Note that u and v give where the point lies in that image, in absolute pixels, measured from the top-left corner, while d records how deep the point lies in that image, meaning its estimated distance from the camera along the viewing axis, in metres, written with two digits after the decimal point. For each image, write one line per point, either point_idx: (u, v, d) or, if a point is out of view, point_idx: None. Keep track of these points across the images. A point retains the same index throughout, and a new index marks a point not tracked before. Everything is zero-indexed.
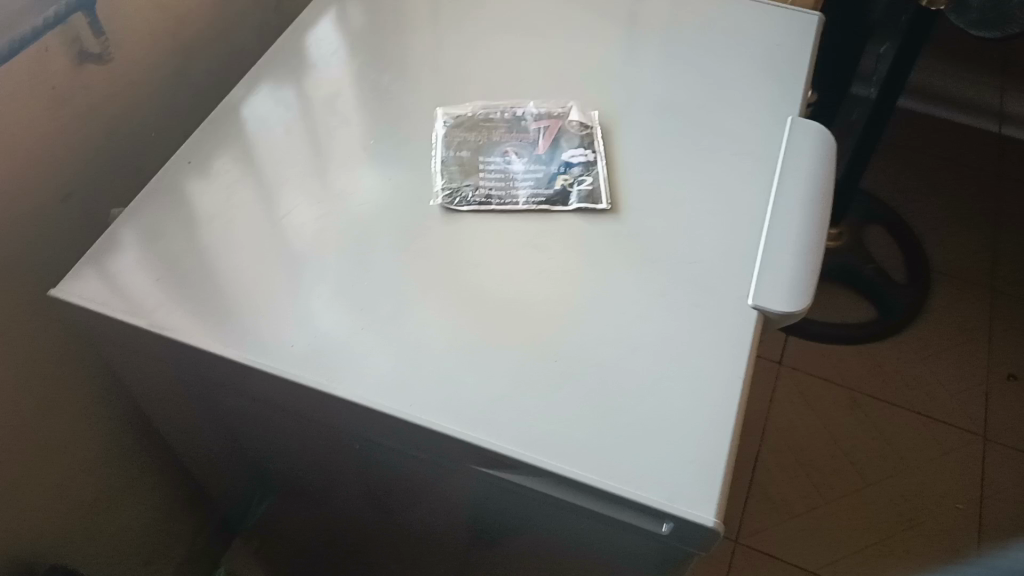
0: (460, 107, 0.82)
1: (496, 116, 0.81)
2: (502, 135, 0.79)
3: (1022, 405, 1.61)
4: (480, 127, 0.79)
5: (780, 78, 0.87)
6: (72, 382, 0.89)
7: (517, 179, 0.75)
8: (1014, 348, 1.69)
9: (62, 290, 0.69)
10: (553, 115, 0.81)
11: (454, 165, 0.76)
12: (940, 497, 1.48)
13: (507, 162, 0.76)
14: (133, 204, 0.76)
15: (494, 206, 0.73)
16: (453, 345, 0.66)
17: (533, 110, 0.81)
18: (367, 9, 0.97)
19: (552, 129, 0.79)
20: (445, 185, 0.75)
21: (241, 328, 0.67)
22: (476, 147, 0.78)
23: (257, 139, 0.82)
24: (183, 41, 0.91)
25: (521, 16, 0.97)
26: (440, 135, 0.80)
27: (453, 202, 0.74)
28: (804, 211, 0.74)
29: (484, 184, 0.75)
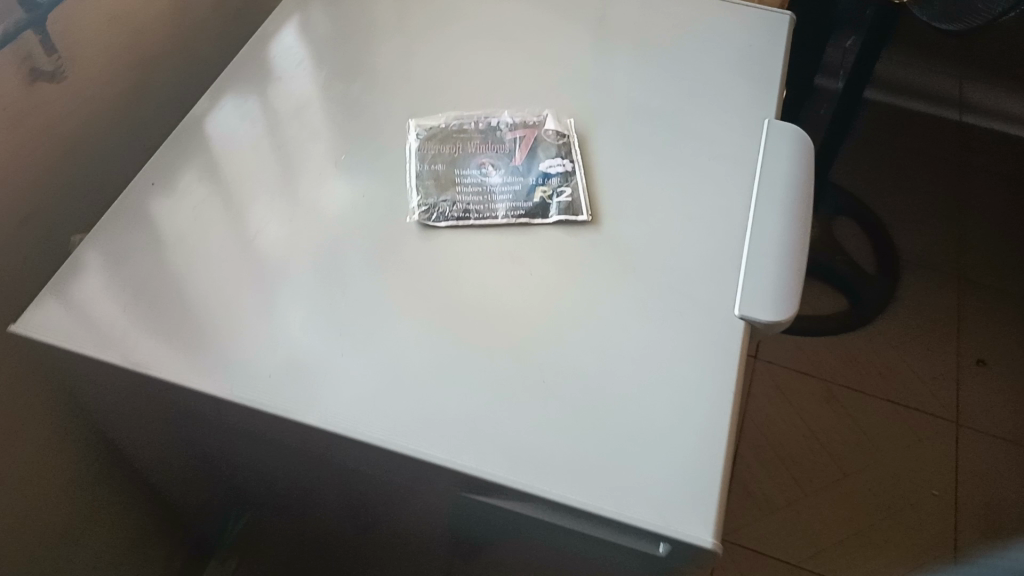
0: (432, 118, 0.80)
1: (469, 126, 0.79)
2: (477, 146, 0.77)
3: (993, 390, 1.63)
4: (454, 139, 0.77)
5: (755, 80, 0.86)
6: (36, 413, 0.86)
7: (495, 193, 0.73)
8: (982, 334, 1.71)
9: (23, 323, 0.65)
10: (528, 125, 0.79)
11: (429, 179, 0.74)
12: (917, 486, 1.50)
13: (483, 174, 0.74)
14: (96, 229, 0.72)
15: (473, 222, 0.71)
16: (437, 367, 0.63)
17: (507, 119, 0.79)
18: (331, 18, 0.94)
19: (528, 139, 0.77)
20: (421, 200, 0.72)
21: (216, 359, 0.64)
22: (451, 160, 0.75)
23: (224, 157, 0.79)
24: (139, 55, 0.88)
25: (490, 22, 0.95)
26: (413, 148, 0.77)
27: (430, 218, 0.72)
28: (787, 216, 0.73)
29: (461, 199, 0.73)
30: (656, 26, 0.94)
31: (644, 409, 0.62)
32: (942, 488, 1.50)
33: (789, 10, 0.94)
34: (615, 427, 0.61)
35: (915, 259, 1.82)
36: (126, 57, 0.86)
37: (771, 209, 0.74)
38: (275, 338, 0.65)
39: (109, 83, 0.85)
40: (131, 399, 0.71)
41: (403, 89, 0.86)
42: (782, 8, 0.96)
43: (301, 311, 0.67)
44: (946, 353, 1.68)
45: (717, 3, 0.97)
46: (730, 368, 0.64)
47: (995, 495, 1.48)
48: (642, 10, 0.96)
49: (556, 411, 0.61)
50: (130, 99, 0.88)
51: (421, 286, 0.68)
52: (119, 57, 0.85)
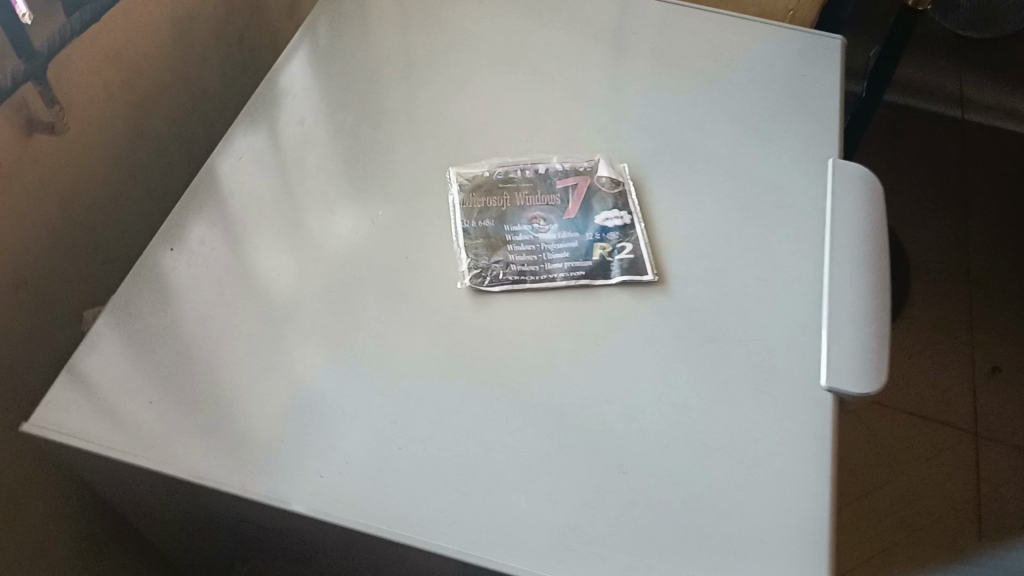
0: (473, 166, 0.74)
1: (516, 174, 0.73)
2: (527, 198, 0.71)
3: (1009, 400, 1.55)
4: (500, 191, 0.72)
5: (811, 114, 0.81)
6: (58, 508, 0.75)
7: (550, 251, 0.67)
8: (995, 341, 1.64)
9: (35, 424, 0.57)
10: (579, 171, 0.73)
11: (478, 238, 0.68)
12: (927, 500, 1.40)
13: (535, 230, 0.69)
14: (108, 306, 0.64)
15: (529, 285, 0.65)
16: (506, 458, 0.57)
17: (556, 166, 0.74)
18: (347, 49, 0.87)
19: (581, 189, 0.72)
20: (470, 262, 0.67)
21: (262, 459, 0.57)
22: (499, 215, 0.70)
23: (247, 216, 0.71)
24: (139, 93, 0.79)
25: (518, 50, 0.88)
26: (456, 201, 0.71)
27: (483, 282, 0.66)
28: (864, 271, 0.68)
29: (515, 260, 0.67)
30: (698, 53, 0.88)
31: (739, 501, 0.56)
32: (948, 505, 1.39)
33: (841, 35, 0.89)
34: (710, 524, 0.55)
35: (924, 266, 1.75)
36: (126, 97, 0.77)
37: (847, 263, 0.68)
38: (325, 429, 0.58)
39: (109, 125, 0.76)
40: (157, 505, 0.63)
41: (434, 130, 0.79)
42: (828, 32, 0.91)
43: (350, 400, 0.60)
44: (962, 366, 1.59)
45: (760, 27, 0.91)
46: (823, 449, 0.59)
47: (1016, 507, 1.40)
48: (681, 36, 0.90)
49: (639, 505, 0.55)
50: (131, 142, 0.79)
51: (477, 364, 0.62)
52: (119, 97, 0.76)
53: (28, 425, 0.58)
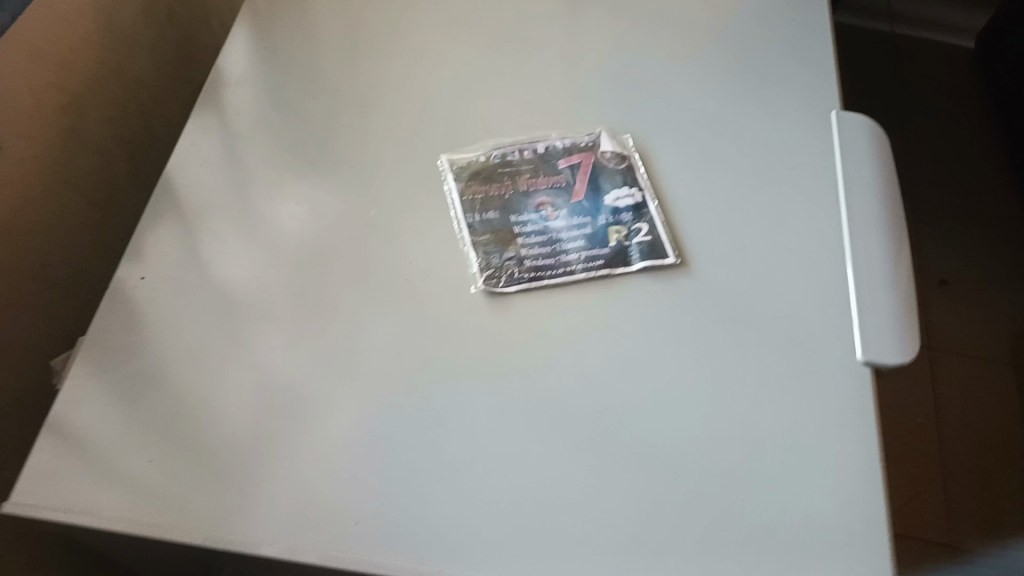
0: (465, 151, 0.70)
1: (514, 157, 0.69)
2: (529, 181, 0.68)
3: (976, 313, 1.24)
4: (498, 178, 0.68)
5: (807, 64, 0.78)
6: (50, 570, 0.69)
7: (564, 240, 0.64)
8: (972, 238, 1.34)
9: (19, 504, 0.51)
10: (581, 147, 0.70)
11: (486, 234, 0.64)
12: (897, 440, 1.10)
13: (544, 217, 0.65)
14: (81, 355, 0.58)
15: (548, 280, 0.62)
16: (553, 473, 0.53)
17: (557, 143, 0.70)
18: (300, 29, 0.81)
19: (586, 166, 0.69)
20: (479, 262, 0.63)
21: (283, 510, 0.51)
22: (503, 205, 0.66)
23: (215, 225, 0.65)
24: (74, 93, 0.71)
25: (489, 17, 0.82)
26: (451, 191, 0.67)
27: (498, 283, 0.61)
28: (885, 232, 0.66)
29: (528, 255, 0.63)
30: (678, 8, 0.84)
31: (792, 489, 0.53)
32: (931, 422, 1.12)
33: None
34: (772, 521, 0.52)
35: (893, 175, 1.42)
36: (60, 99, 0.69)
37: (867, 223, 0.66)
38: (349, 468, 0.53)
39: (41, 133, 0.67)
40: (166, 568, 0.57)
41: (414, 114, 0.73)
42: None
43: (370, 431, 0.55)
44: (920, 273, 1.28)
45: None
46: (870, 423, 0.56)
47: (964, 443, 1.11)
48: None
49: (691, 506, 0.52)
50: (70, 149, 0.71)
51: (502, 372, 0.57)
52: (53, 100, 0.68)
53: (10, 504, 0.51)
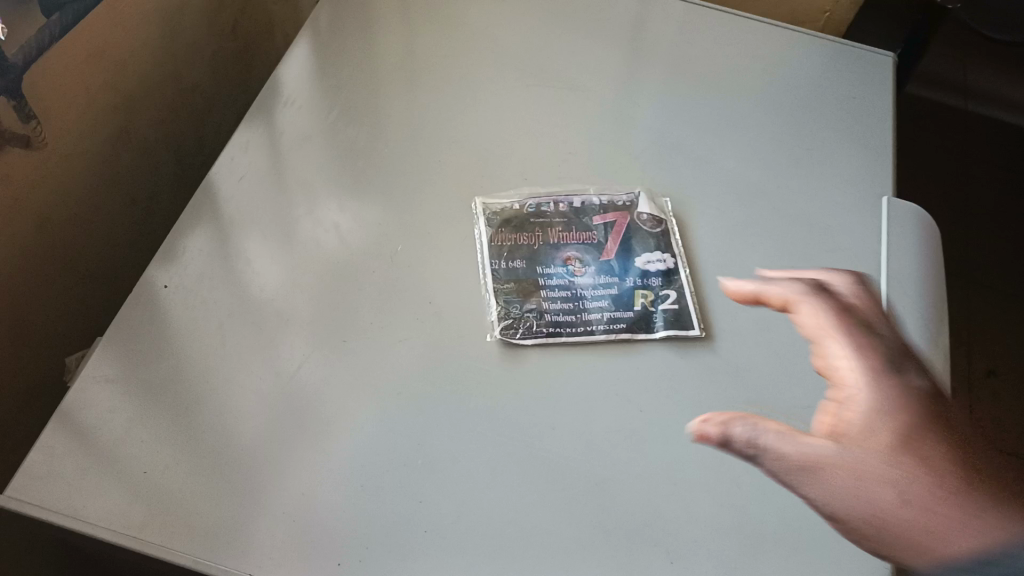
0: (500, 197, 0.70)
1: (549, 208, 0.70)
2: (561, 235, 0.68)
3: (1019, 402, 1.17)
4: (530, 228, 0.68)
5: (864, 146, 0.77)
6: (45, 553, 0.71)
7: (587, 297, 0.64)
8: None
9: (13, 498, 0.51)
10: (618, 206, 0.70)
11: (509, 282, 0.65)
12: None
13: (570, 272, 0.66)
14: (95, 356, 0.58)
15: (566, 337, 0.62)
16: (549, 538, 0.53)
17: (594, 199, 0.71)
18: (357, 50, 0.81)
19: (620, 226, 0.69)
20: (499, 310, 0.63)
21: (272, 542, 0.51)
22: (530, 254, 0.67)
23: (247, 238, 0.66)
24: (125, 93, 0.72)
25: (545, 58, 0.82)
26: (483, 236, 0.67)
27: (515, 335, 0.61)
28: (922, 330, 0.64)
29: (549, 309, 0.63)
30: (736, 68, 0.83)
31: None
32: None
33: (892, 52, 0.85)
34: None
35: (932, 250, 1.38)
36: (111, 98, 0.70)
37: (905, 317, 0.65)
38: (345, 507, 0.53)
39: (88, 132, 0.69)
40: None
41: (457, 151, 0.73)
42: (881, 49, 0.86)
43: (368, 472, 0.54)
44: (967, 357, 1.21)
45: (805, 39, 0.87)
46: None
47: None
48: (718, 47, 0.85)
49: None
50: (115, 147, 0.73)
51: (510, 427, 0.57)
52: (103, 99, 0.69)
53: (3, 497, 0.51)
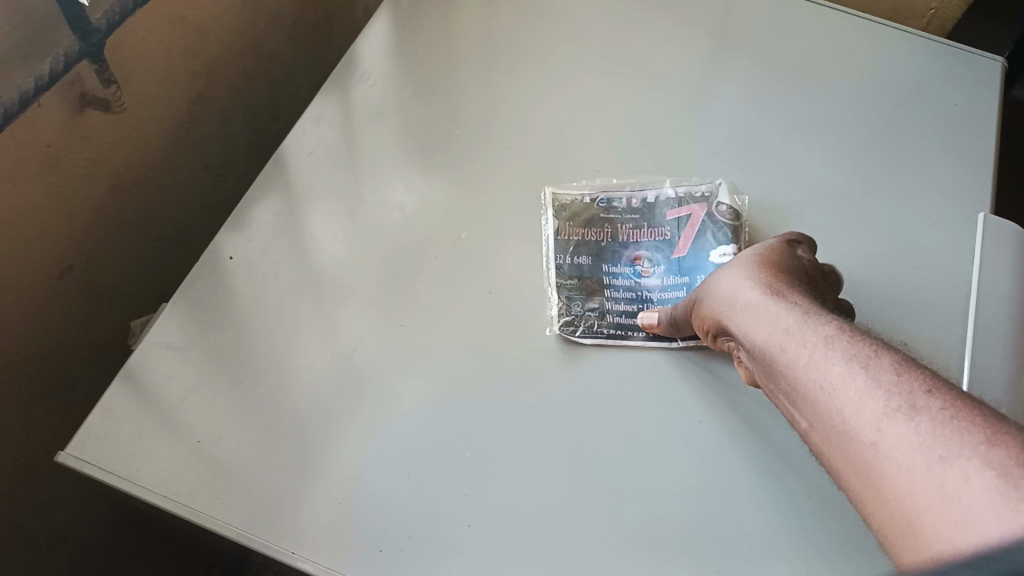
0: (569, 188, 0.69)
1: (618, 204, 0.68)
2: (629, 234, 0.67)
3: None
4: (598, 225, 0.67)
5: (962, 155, 0.72)
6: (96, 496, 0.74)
7: (652, 300, 0.64)
8: None
9: (72, 455, 0.53)
10: (694, 199, 0.68)
11: (573, 279, 0.64)
12: None
13: (637, 273, 0.65)
14: (158, 321, 0.59)
15: (628, 340, 0.61)
16: (590, 542, 0.51)
17: (668, 193, 0.69)
18: (435, 28, 0.80)
19: (694, 222, 0.67)
20: (561, 306, 0.62)
21: (315, 521, 0.52)
22: (597, 252, 0.66)
23: (313, 212, 0.65)
24: (206, 60, 0.73)
25: (629, 45, 0.80)
26: (550, 228, 0.66)
27: (574, 331, 0.60)
28: (1011, 357, 0.60)
29: (611, 311, 0.63)
30: (830, 67, 0.79)
31: None
32: None
33: (1003, 55, 0.79)
34: None
35: None
36: (192, 65, 0.71)
37: (993, 343, 0.61)
38: (389, 494, 0.53)
39: (167, 97, 0.70)
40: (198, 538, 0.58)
41: (529, 137, 0.72)
42: (992, 52, 0.81)
43: (416, 460, 0.54)
44: None
45: (907, 37, 0.81)
46: None
47: None
48: (812, 43, 0.81)
49: None
50: (194, 111, 0.74)
51: (561, 427, 0.56)
52: (184, 65, 0.70)
53: (65, 455, 0.53)
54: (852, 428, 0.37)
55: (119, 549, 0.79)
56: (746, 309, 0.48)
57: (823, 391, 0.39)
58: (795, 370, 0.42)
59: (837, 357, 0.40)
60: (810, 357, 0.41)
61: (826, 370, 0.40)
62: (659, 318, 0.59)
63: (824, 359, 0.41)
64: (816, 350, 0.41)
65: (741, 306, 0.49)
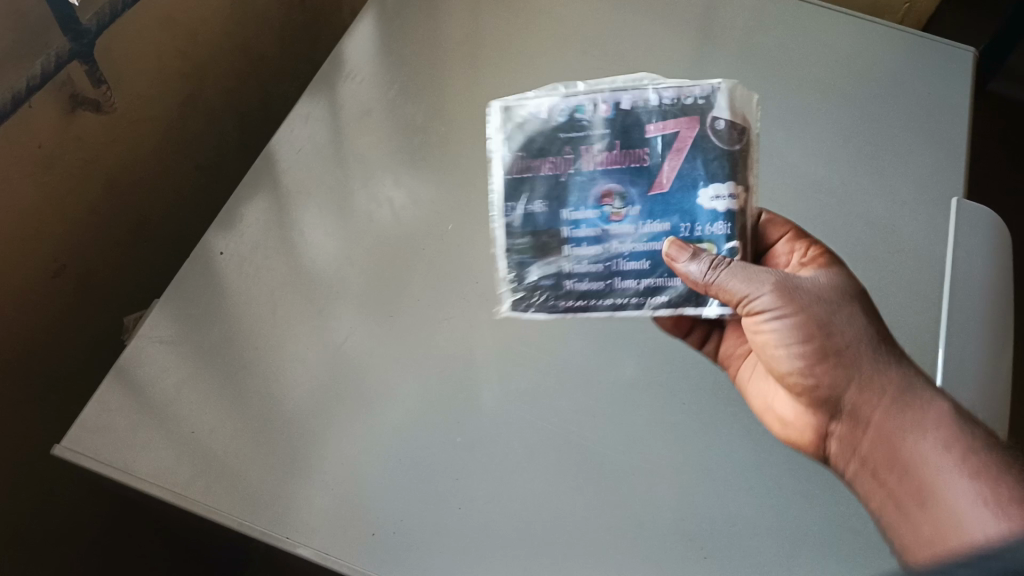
0: (525, 102, 0.56)
1: (586, 116, 0.55)
2: (595, 157, 0.54)
3: None
4: (557, 151, 0.55)
5: (938, 143, 0.74)
6: (97, 491, 0.76)
7: (619, 257, 0.54)
8: None
9: (68, 447, 0.54)
10: (685, 108, 0.54)
11: (527, 238, 0.55)
12: None
13: (604, 215, 0.54)
14: (152, 316, 0.60)
15: (590, 313, 0.55)
16: (575, 521, 0.53)
17: (653, 96, 0.54)
18: (421, 26, 0.81)
19: (683, 141, 0.53)
20: (511, 274, 0.56)
21: (310, 508, 0.53)
22: (553, 188, 0.55)
23: (303, 207, 0.67)
24: (194, 62, 0.74)
25: (612, 41, 0.81)
26: (501, 165, 0.56)
27: (524, 307, 0.56)
28: (986, 339, 0.63)
29: (572, 278, 0.55)
30: (808, 59, 0.81)
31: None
32: None
33: (975, 46, 0.81)
34: None
35: None
36: (181, 66, 0.72)
37: (967, 324, 0.64)
38: (380, 481, 0.54)
39: (157, 98, 0.71)
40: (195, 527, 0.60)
41: None
42: (965, 43, 0.83)
43: (407, 447, 0.55)
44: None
45: (884, 32, 0.83)
46: None
47: None
48: (790, 35, 0.83)
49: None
50: (184, 112, 0.75)
51: (551, 409, 0.57)
52: (174, 67, 0.71)
53: (61, 448, 0.54)
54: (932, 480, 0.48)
55: (119, 543, 0.81)
56: (854, 367, 0.51)
57: (954, 492, 0.46)
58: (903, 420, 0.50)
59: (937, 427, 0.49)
60: (921, 415, 0.49)
61: (958, 471, 0.47)
62: (689, 269, 0.52)
63: (957, 460, 0.47)
64: (933, 444, 0.48)
65: (849, 361, 0.51)
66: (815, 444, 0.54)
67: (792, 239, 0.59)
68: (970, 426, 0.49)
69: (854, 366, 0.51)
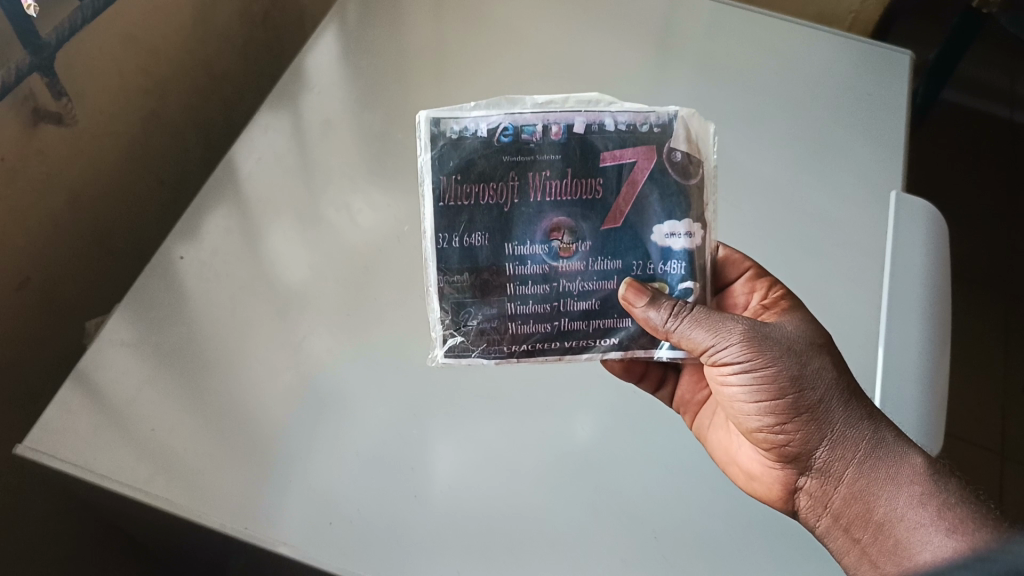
0: (461, 115, 0.52)
1: (530, 138, 0.52)
2: (541, 184, 0.52)
3: None
4: (501, 177, 0.52)
5: (878, 141, 0.78)
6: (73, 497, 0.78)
7: (566, 296, 0.54)
8: None
9: (29, 447, 0.55)
10: (641, 138, 0.53)
11: (466, 272, 0.53)
12: None
13: (551, 253, 0.53)
14: (111, 319, 0.61)
15: (536, 356, 0.54)
16: (529, 502, 0.56)
17: (608, 122, 0.52)
18: (382, 39, 0.83)
19: (638, 176, 0.53)
20: (449, 316, 0.54)
21: (270, 501, 0.54)
22: (495, 220, 0.52)
23: (264, 213, 0.68)
24: (157, 77, 0.76)
25: (565, 49, 0.84)
26: (431, 184, 0.52)
27: (463, 350, 0.55)
28: (924, 323, 0.66)
29: (517, 319, 0.54)
30: (755, 63, 0.84)
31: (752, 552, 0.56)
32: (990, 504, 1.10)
33: (911, 49, 0.85)
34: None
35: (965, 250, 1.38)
36: (144, 82, 0.74)
37: (906, 310, 0.67)
38: (341, 472, 0.56)
39: (119, 112, 0.72)
40: (161, 527, 0.61)
41: None
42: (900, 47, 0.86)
43: (367, 440, 0.57)
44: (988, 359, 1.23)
45: (828, 37, 0.86)
46: None
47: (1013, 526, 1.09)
48: (737, 41, 0.86)
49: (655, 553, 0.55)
50: (148, 128, 0.77)
51: (508, 405, 0.60)
52: (137, 83, 0.73)
53: (22, 449, 0.55)
54: (899, 531, 0.48)
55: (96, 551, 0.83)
56: (825, 422, 0.50)
57: (927, 550, 0.46)
58: (871, 473, 0.49)
59: (904, 478, 0.49)
60: (890, 468, 0.49)
61: (930, 528, 0.46)
62: (651, 314, 0.51)
63: (931, 515, 0.47)
64: (899, 495, 0.48)
65: (820, 417, 0.50)
66: (782, 497, 0.54)
67: (753, 277, 0.58)
68: (944, 480, 0.48)
69: (824, 422, 0.50)
